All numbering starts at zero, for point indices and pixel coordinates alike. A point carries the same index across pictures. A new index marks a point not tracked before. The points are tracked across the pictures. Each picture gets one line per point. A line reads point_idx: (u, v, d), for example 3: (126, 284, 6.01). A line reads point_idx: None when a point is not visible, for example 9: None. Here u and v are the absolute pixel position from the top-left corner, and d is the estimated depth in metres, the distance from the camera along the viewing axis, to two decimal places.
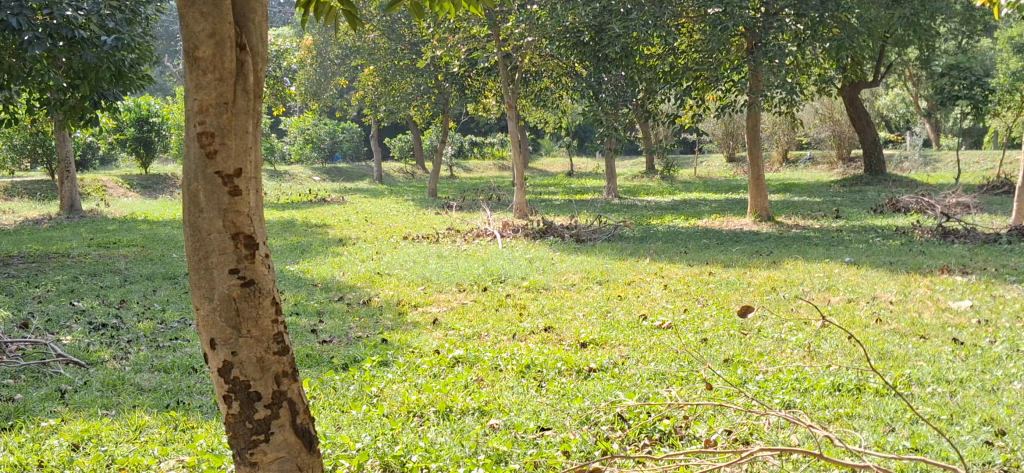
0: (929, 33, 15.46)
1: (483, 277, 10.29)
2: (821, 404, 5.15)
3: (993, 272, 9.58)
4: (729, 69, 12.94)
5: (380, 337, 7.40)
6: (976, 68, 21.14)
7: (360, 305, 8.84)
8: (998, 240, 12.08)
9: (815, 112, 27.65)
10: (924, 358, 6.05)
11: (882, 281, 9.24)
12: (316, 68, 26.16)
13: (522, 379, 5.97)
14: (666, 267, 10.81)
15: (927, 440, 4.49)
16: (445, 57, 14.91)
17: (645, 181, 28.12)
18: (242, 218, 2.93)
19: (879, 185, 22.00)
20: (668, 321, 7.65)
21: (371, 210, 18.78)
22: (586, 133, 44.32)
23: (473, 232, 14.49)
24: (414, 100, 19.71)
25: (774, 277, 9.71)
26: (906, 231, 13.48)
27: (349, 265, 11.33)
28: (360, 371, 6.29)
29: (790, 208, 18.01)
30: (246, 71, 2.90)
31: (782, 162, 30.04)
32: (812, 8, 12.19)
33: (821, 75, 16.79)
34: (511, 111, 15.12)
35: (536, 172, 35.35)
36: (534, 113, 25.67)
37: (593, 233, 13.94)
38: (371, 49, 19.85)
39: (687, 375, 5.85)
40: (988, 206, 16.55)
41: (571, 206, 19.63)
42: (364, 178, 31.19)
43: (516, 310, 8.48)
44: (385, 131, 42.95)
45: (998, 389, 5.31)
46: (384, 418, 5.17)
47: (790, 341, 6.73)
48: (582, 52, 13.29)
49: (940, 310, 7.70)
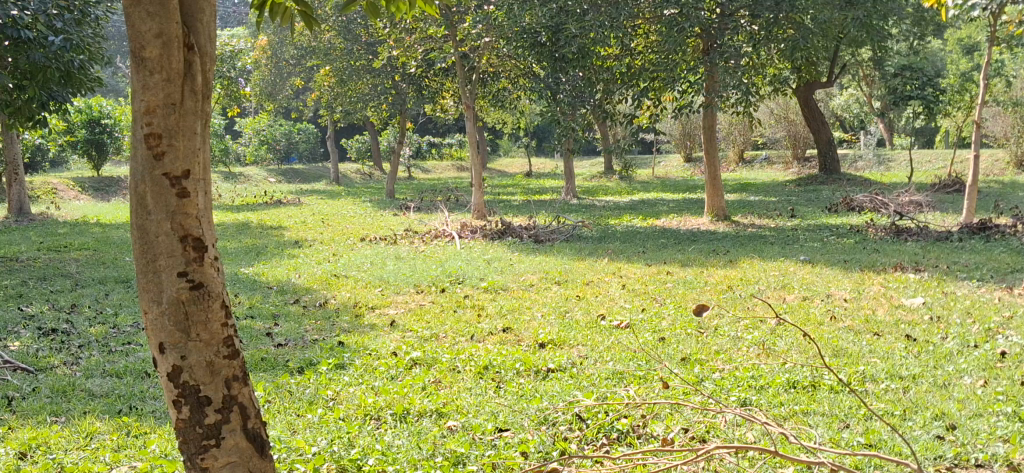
0: (881, 33, 15.65)
1: (441, 278, 10.25)
2: (777, 401, 5.19)
3: (944, 269, 9.74)
4: (686, 70, 12.99)
5: (337, 339, 7.35)
6: (928, 68, 21.33)
7: (316, 308, 8.75)
8: (950, 237, 12.27)
9: (771, 112, 27.92)
10: (877, 356, 6.11)
11: (836, 279, 9.35)
12: (271, 68, 25.88)
13: (480, 380, 5.94)
14: (624, 267, 10.85)
15: (881, 436, 4.52)
16: (402, 57, 14.85)
17: (603, 181, 28.23)
18: (190, 220, 2.87)
19: (834, 184, 22.27)
20: (625, 320, 7.66)
21: (328, 212, 18.63)
22: (545, 133, 44.45)
23: (430, 233, 14.44)
24: (370, 101, 19.57)
25: (730, 276, 9.78)
26: (860, 229, 13.64)
27: (305, 267, 11.25)
28: (316, 374, 6.21)
29: (746, 207, 18.17)
30: (194, 72, 2.83)
31: (738, 162, 30.29)
32: (767, 8, 12.38)
33: (776, 76, 16.94)
34: (469, 111, 15.06)
35: (494, 173, 35.34)
36: (492, 114, 25.68)
37: (551, 233, 13.95)
38: (326, 49, 19.71)
39: (645, 374, 5.87)
40: (940, 204, 16.80)
41: (529, 207, 19.66)
42: (320, 178, 30.95)
43: (475, 311, 8.46)
44: (342, 132, 42.68)
45: (948, 384, 5.37)
46: (339, 422, 5.11)
47: (746, 339, 6.79)
48: (539, 53, 13.26)
49: (893, 308, 7.79)
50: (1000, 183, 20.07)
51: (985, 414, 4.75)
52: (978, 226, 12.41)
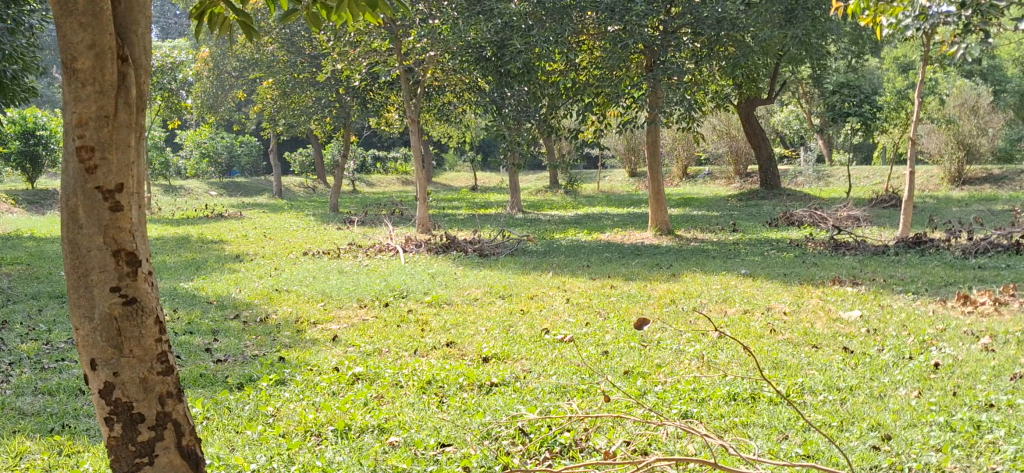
0: (820, 51, 15.97)
1: (384, 292, 10.20)
2: (717, 413, 5.25)
3: (881, 282, 9.94)
4: (630, 86, 13.12)
5: (278, 355, 7.26)
6: (865, 86, 21.80)
7: (256, 323, 8.64)
8: (887, 251, 12.54)
9: (713, 127, 28.29)
10: (815, 367, 6.21)
11: (776, 292, 9.49)
12: (213, 81, 25.58)
13: (423, 395, 5.92)
14: (568, 281, 10.90)
15: (819, 447, 4.59)
16: (346, 70, 14.75)
17: (549, 195, 28.36)
18: (123, 234, 2.83)
19: (774, 199, 22.65)
20: (569, 334, 7.69)
21: (270, 226, 18.45)
22: (490, 148, 44.67)
23: (375, 247, 14.37)
24: (313, 114, 19.39)
25: (673, 290, 9.87)
26: (800, 244, 13.89)
27: (246, 282, 11.11)
28: (256, 390, 6.14)
29: (689, 221, 18.39)
30: (128, 84, 2.79)
31: (682, 176, 30.67)
32: (707, 27, 12.66)
33: (718, 93, 17.21)
34: (414, 125, 15.01)
35: (440, 187, 35.34)
36: (437, 128, 25.71)
37: (496, 247, 13.95)
38: (269, 62, 19.53)
39: (588, 388, 5.89)
40: (877, 219, 17.18)
41: (475, 220, 19.68)
42: (263, 192, 30.61)
43: (418, 326, 8.41)
44: (285, 145, 42.30)
45: (884, 396, 5.48)
46: (279, 439, 5.05)
47: (689, 352, 6.85)
48: (485, 68, 13.34)
49: (831, 321, 7.90)
50: (933, 199, 20.61)
51: (919, 424, 4.85)
52: (914, 240, 12.68)
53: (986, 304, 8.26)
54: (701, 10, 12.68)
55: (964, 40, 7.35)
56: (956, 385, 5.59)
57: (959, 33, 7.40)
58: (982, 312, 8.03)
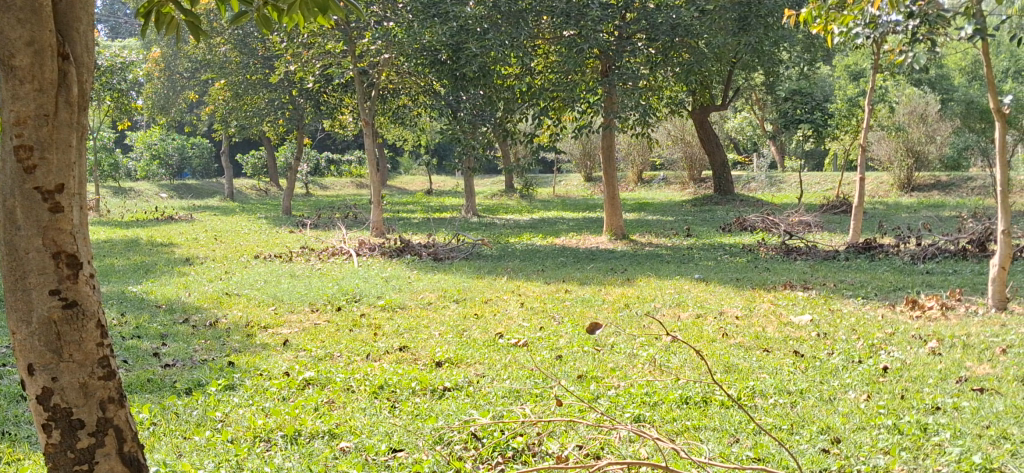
0: (772, 58, 16.13)
1: (336, 296, 10.09)
2: (670, 416, 5.26)
3: (831, 287, 10.07)
4: (585, 91, 13.15)
5: (227, 359, 7.16)
6: (817, 93, 22.07)
7: (206, 327, 8.51)
8: (837, 256, 12.71)
9: (668, 133, 28.49)
10: (766, 371, 6.26)
11: (728, 296, 9.55)
12: (164, 82, 25.21)
13: (374, 400, 5.85)
14: (523, 285, 10.89)
15: (770, 450, 4.61)
16: (299, 72, 14.59)
17: (505, 199, 28.38)
18: (64, 236, 2.74)
19: (727, 204, 22.87)
20: (523, 338, 7.66)
21: (221, 228, 18.23)
22: (445, 151, 44.70)
23: (328, 250, 14.25)
24: (266, 116, 19.14)
25: (627, 295, 9.86)
26: (753, 249, 14.03)
27: (196, 285, 10.93)
28: (204, 396, 6.02)
29: (644, 226, 18.46)
30: (69, 82, 2.72)
31: (637, 181, 30.88)
32: (662, 32, 12.74)
33: (672, 98, 17.35)
34: (368, 127, 14.89)
35: (395, 190, 35.22)
36: (392, 131, 25.63)
37: (450, 251, 13.90)
38: (222, 63, 19.28)
39: (542, 393, 5.86)
40: (828, 225, 17.41)
41: (429, 224, 19.63)
42: (214, 194, 30.18)
43: (371, 330, 8.33)
44: (238, 147, 41.88)
45: (834, 399, 5.53)
46: (228, 445, 4.96)
47: (642, 356, 6.86)
48: (439, 71, 13.26)
49: (782, 325, 7.96)
50: (884, 205, 20.94)
51: (867, 427, 4.89)
52: (864, 245, 12.86)
53: (933, 309, 8.39)
54: (655, 17, 12.77)
55: (911, 49, 7.51)
56: (905, 389, 5.65)
57: (907, 41, 7.55)
58: (930, 317, 8.14)
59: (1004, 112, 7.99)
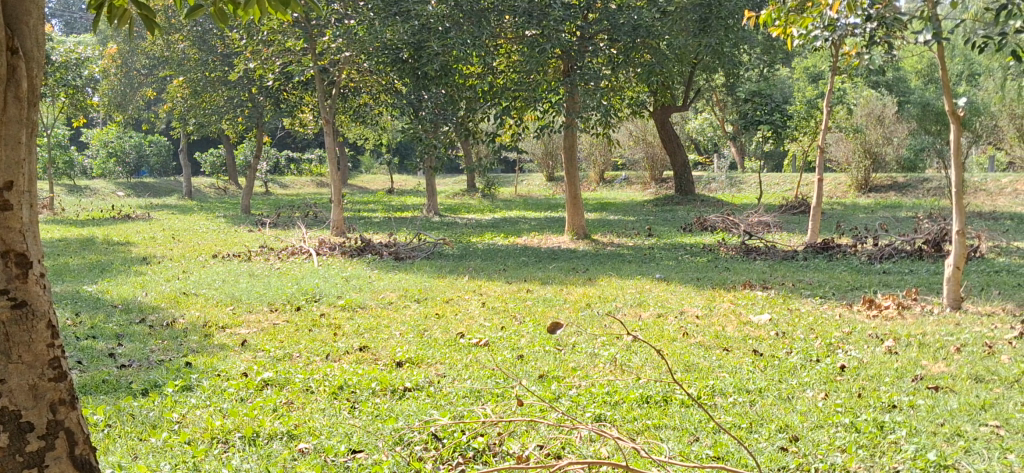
0: (733, 59, 16.22)
1: (296, 296, 10.00)
2: (630, 416, 5.27)
3: (790, 287, 10.15)
4: (547, 90, 13.14)
5: (184, 359, 7.05)
6: (776, 94, 22.27)
7: (163, 327, 8.38)
8: (796, 256, 12.84)
9: (630, 133, 28.61)
10: (726, 370, 6.29)
11: (689, 296, 9.58)
12: (121, 78, 24.82)
13: (334, 400, 5.80)
14: (484, 285, 10.86)
15: (729, 448, 4.63)
16: (259, 70, 14.42)
17: (467, 199, 28.33)
18: (13, 233, 2.68)
19: (689, 204, 23.02)
20: (484, 338, 7.64)
21: (178, 227, 18.00)
22: (407, 151, 44.57)
23: (287, 249, 14.11)
24: (225, 114, 18.92)
25: (588, 294, 9.87)
26: (713, 249, 14.12)
27: (153, 285, 10.77)
28: (161, 396, 5.92)
29: (605, 226, 18.52)
30: (19, 77, 2.67)
31: (598, 181, 30.98)
32: (624, 34, 12.67)
33: (633, 99, 17.42)
34: (328, 125, 14.77)
35: (356, 189, 35.00)
36: (352, 130, 25.45)
37: (412, 250, 13.83)
38: (181, 60, 19.03)
39: (503, 393, 5.84)
40: (787, 225, 17.56)
41: (390, 223, 19.52)
42: (172, 193, 29.81)
43: (330, 330, 8.26)
44: (196, 145, 41.44)
45: (792, 397, 5.57)
46: (185, 446, 4.89)
47: (603, 355, 6.87)
48: (401, 70, 13.17)
49: (741, 324, 8.01)
50: (842, 205, 21.16)
51: (825, 425, 4.93)
52: (822, 245, 12.98)
53: (890, 308, 8.49)
54: (617, 17, 12.80)
55: (869, 52, 7.58)
56: (862, 387, 5.70)
57: (864, 45, 7.63)
58: (886, 316, 8.24)
59: (958, 114, 8.10)
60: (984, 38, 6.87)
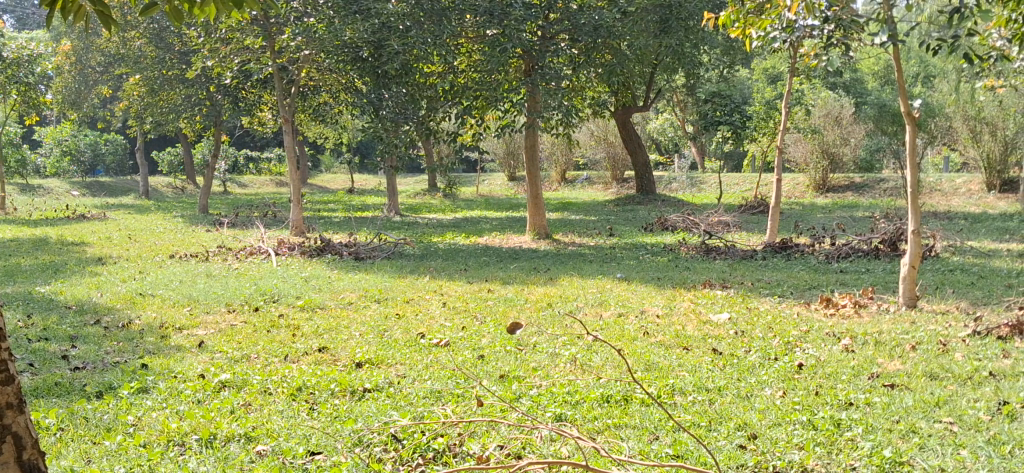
0: (692, 60, 16.33)
1: (254, 296, 9.89)
2: (590, 415, 5.26)
3: (749, 286, 10.22)
4: (508, 90, 13.09)
5: (140, 361, 6.94)
6: (736, 95, 22.46)
7: (117, 329, 8.23)
8: (755, 256, 12.94)
9: (591, 133, 28.68)
10: (686, 369, 6.31)
11: (650, 296, 9.62)
12: (75, 76, 24.42)
13: (292, 402, 5.73)
14: (445, 285, 10.82)
15: (689, 447, 4.65)
16: (216, 68, 14.24)
17: (428, 198, 28.24)
18: None
19: (650, 204, 23.13)
20: (445, 339, 7.60)
21: (134, 227, 17.74)
22: (367, 150, 44.38)
23: (245, 249, 13.96)
24: (183, 112, 18.68)
25: (550, 294, 9.88)
26: (673, 248, 14.19)
27: (108, 285, 10.60)
28: (115, 399, 5.82)
29: (567, 226, 18.55)
30: None
31: (560, 181, 31.04)
32: (585, 34, 12.81)
33: (594, 99, 17.45)
34: (287, 124, 14.63)
35: (316, 189, 34.74)
36: (312, 129, 25.27)
37: (372, 251, 13.75)
38: (137, 58, 18.78)
39: (463, 393, 5.81)
40: (746, 225, 17.70)
41: (350, 223, 19.39)
42: (128, 192, 29.45)
43: (289, 331, 8.18)
44: (153, 143, 40.93)
45: (750, 396, 5.60)
46: (139, 449, 4.81)
47: (564, 355, 6.86)
48: (361, 68, 13.06)
49: (702, 323, 8.05)
50: (800, 205, 21.37)
51: (783, 423, 4.96)
52: (781, 245, 13.10)
53: (847, 307, 8.58)
54: (579, 17, 12.86)
55: (826, 53, 7.65)
56: (819, 385, 5.76)
57: (822, 47, 7.68)
58: (843, 314, 8.33)
59: (914, 115, 8.20)
60: (938, 40, 6.96)
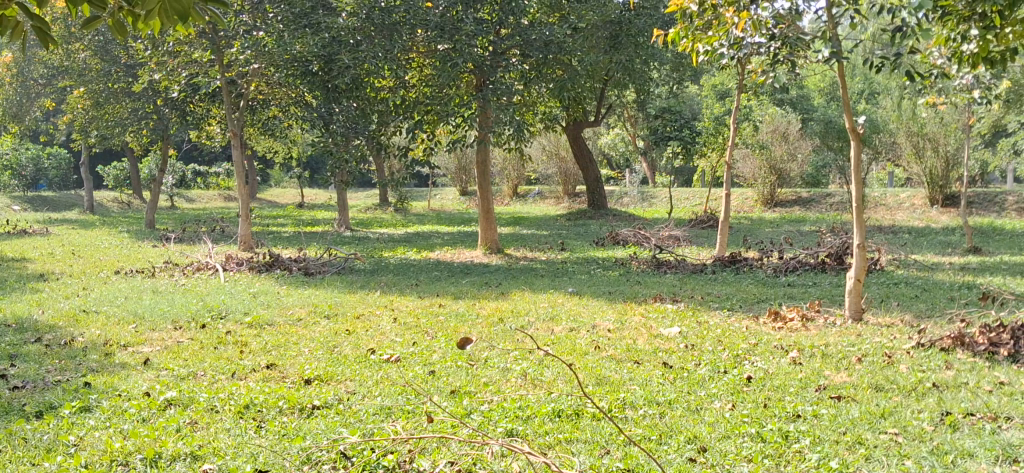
0: (642, 76, 16.48)
1: (201, 313, 9.74)
2: (542, 430, 5.26)
3: (699, 300, 10.30)
4: (459, 105, 13.04)
5: (83, 380, 6.79)
6: (685, 111, 22.73)
7: (59, 347, 8.05)
8: (705, 270, 13.06)
9: (542, 148, 28.80)
10: (637, 383, 6.33)
11: (601, 310, 9.66)
12: (17, 89, 23.95)
13: (240, 420, 5.64)
14: (396, 300, 10.75)
15: (639, 461, 4.66)
16: (163, 81, 14.05)
17: (379, 213, 28.15)
18: None
19: (601, 219, 23.29)
20: (396, 354, 7.55)
21: (78, 243, 17.41)
22: (317, 165, 44.17)
23: (192, 265, 13.75)
24: (129, 126, 18.43)
25: (501, 309, 9.88)
26: (624, 262, 14.27)
27: (50, 302, 10.39)
28: (57, 418, 5.68)
29: (518, 240, 18.58)
30: None
31: (512, 196, 31.13)
32: (536, 49, 12.87)
33: (546, 114, 17.56)
34: (236, 138, 14.46)
35: (265, 203, 34.41)
36: (262, 142, 25.07)
37: (322, 266, 13.63)
38: (81, 70, 18.49)
39: (413, 409, 5.77)
40: (695, 239, 17.89)
41: (300, 238, 19.23)
42: (72, 207, 28.96)
43: (237, 348, 8.07)
44: (98, 158, 40.32)
45: (701, 409, 5.64)
46: (80, 470, 4.69)
47: (515, 370, 6.86)
48: (311, 82, 12.94)
49: (652, 337, 8.10)
50: (749, 220, 21.65)
51: (732, 436, 4.99)
52: (730, 259, 13.24)
53: (794, 320, 8.69)
54: (530, 33, 12.92)
55: (772, 70, 7.77)
56: (768, 398, 5.81)
57: (768, 63, 7.80)
58: (791, 327, 8.43)
59: (858, 132, 8.34)
60: (881, 58, 7.09)
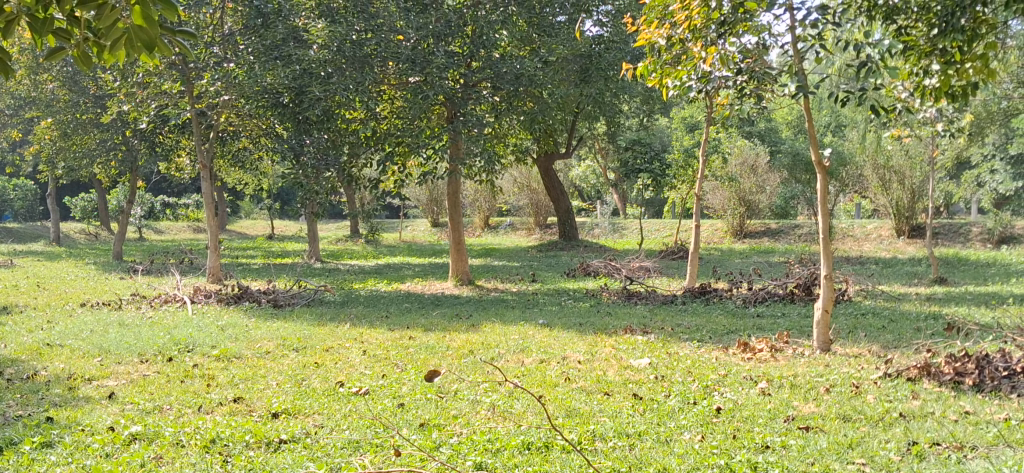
0: (612, 108, 16.60)
1: (168, 346, 9.63)
2: (511, 463, 5.24)
3: (669, 331, 10.33)
4: (430, 136, 13.09)
5: (45, 415, 6.70)
6: (655, 143, 22.92)
7: (21, 381, 7.93)
8: (675, 301, 13.12)
9: (514, 180, 28.89)
10: (606, 414, 6.35)
11: (571, 342, 9.66)
12: None
13: (205, 454, 5.59)
14: (366, 333, 10.70)
15: None
16: (132, 112, 13.97)
17: (350, 244, 28.07)
18: None
19: (572, 250, 23.37)
20: (364, 387, 7.52)
21: (44, 275, 17.21)
22: (288, 196, 44.04)
23: (159, 297, 13.62)
24: (98, 156, 18.28)
25: (472, 340, 9.85)
26: (595, 293, 14.30)
27: (13, 336, 10.23)
28: (18, 454, 5.60)
29: (489, 272, 18.58)
30: None
31: (483, 227, 31.17)
32: (507, 82, 12.94)
33: (517, 145, 17.63)
34: (205, 169, 14.38)
35: (236, 235, 34.20)
36: (234, 174, 24.98)
37: (291, 298, 13.55)
38: (49, 100, 18.34)
39: (382, 443, 5.74)
40: (666, 270, 17.97)
41: (269, 270, 19.12)
42: (38, 239, 28.57)
43: (204, 381, 8.00)
44: (65, 189, 39.94)
45: (670, 440, 5.66)
46: None
47: (484, 402, 6.86)
48: (281, 114, 12.96)
49: (622, 368, 8.12)
50: (718, 251, 21.81)
51: (701, 467, 5.01)
52: (699, 289, 13.31)
53: (763, 351, 8.74)
54: (501, 66, 12.95)
55: (740, 102, 7.84)
56: (736, 429, 5.84)
57: (735, 96, 7.88)
58: (760, 358, 8.47)
59: (825, 163, 8.44)
60: (845, 92, 7.19)
